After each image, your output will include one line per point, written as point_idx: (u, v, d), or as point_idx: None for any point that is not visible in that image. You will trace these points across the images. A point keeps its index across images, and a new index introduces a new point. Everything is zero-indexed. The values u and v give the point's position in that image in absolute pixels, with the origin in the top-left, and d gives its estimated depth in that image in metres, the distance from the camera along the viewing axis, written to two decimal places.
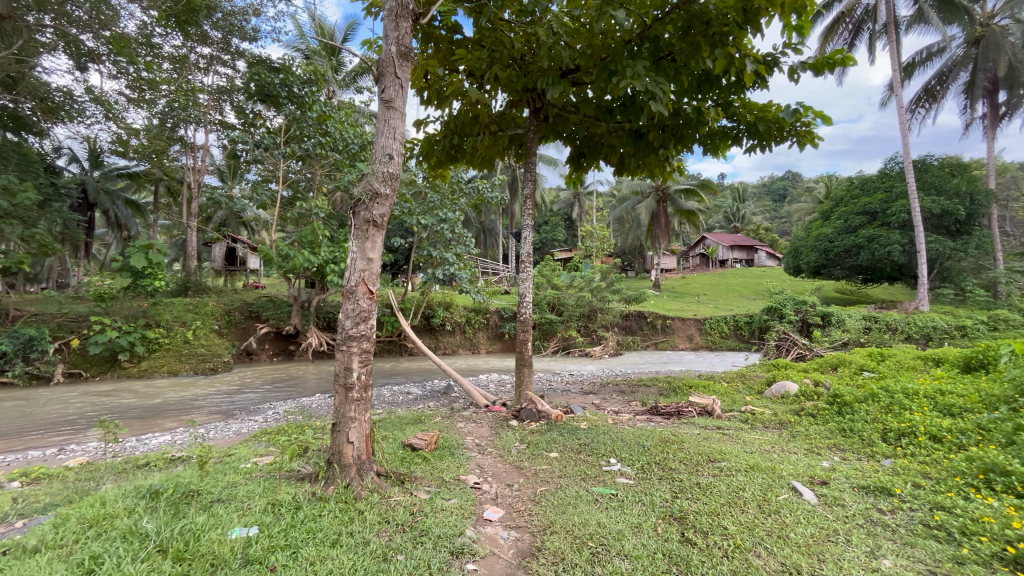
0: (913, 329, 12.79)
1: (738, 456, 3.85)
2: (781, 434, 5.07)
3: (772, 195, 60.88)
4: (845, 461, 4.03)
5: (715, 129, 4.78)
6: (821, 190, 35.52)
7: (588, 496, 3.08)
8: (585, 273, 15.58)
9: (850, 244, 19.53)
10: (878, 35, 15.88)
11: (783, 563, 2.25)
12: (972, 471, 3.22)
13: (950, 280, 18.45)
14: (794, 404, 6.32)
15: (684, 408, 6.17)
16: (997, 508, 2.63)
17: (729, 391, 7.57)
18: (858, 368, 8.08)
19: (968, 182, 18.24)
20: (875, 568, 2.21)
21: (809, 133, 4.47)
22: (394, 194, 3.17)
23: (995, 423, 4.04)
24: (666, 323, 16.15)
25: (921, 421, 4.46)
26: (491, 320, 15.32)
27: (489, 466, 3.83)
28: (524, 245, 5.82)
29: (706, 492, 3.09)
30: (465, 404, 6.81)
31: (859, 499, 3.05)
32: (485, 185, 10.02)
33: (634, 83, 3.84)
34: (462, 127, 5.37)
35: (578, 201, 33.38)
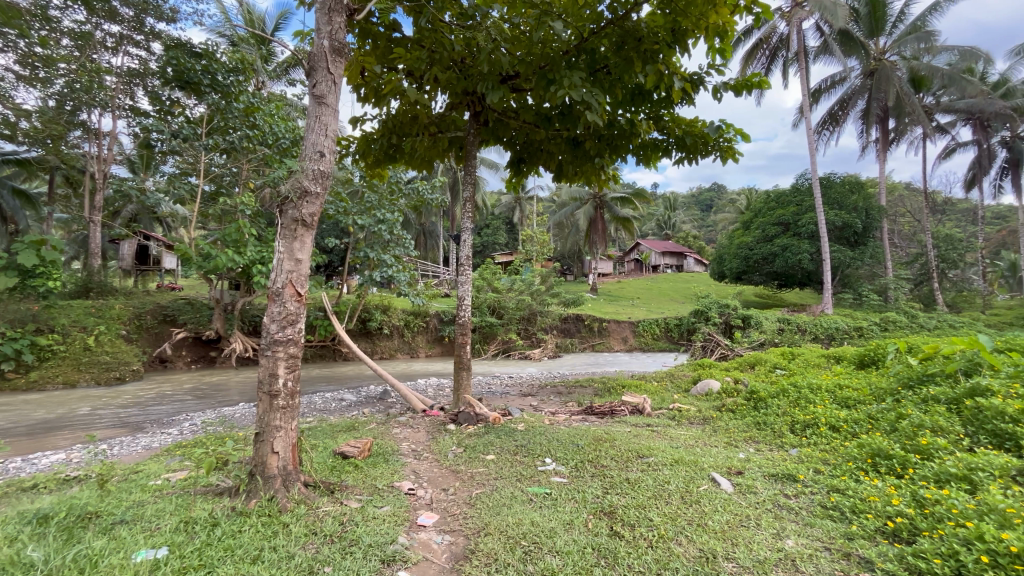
0: (819, 330, 14.10)
1: (665, 451, 4.06)
2: (705, 429, 5.42)
3: (699, 206, 64.99)
4: (758, 452, 4.38)
5: (647, 141, 5.03)
6: (742, 202, 38.35)
7: (523, 496, 3.13)
8: (525, 276, 15.75)
9: (766, 252, 21.23)
10: (790, 61, 17.42)
11: (701, 549, 2.40)
12: (863, 457, 3.60)
13: (849, 286, 20.57)
14: (716, 401, 6.76)
15: (617, 408, 6.41)
16: (881, 488, 2.97)
17: (658, 390, 7.97)
18: (772, 366, 8.79)
19: (863, 199, 20.44)
20: (780, 548, 2.42)
21: (730, 148, 4.80)
22: (325, 193, 3.06)
23: (882, 413, 4.55)
24: (603, 325, 16.74)
25: (822, 413, 4.95)
26: (431, 324, 15.10)
27: (424, 471, 3.78)
28: (463, 247, 5.80)
29: (635, 486, 3.25)
30: (401, 409, 6.66)
31: (770, 486, 3.33)
32: (424, 188, 9.88)
33: (571, 92, 3.95)
34: (401, 126, 5.25)
35: (519, 205, 33.68)
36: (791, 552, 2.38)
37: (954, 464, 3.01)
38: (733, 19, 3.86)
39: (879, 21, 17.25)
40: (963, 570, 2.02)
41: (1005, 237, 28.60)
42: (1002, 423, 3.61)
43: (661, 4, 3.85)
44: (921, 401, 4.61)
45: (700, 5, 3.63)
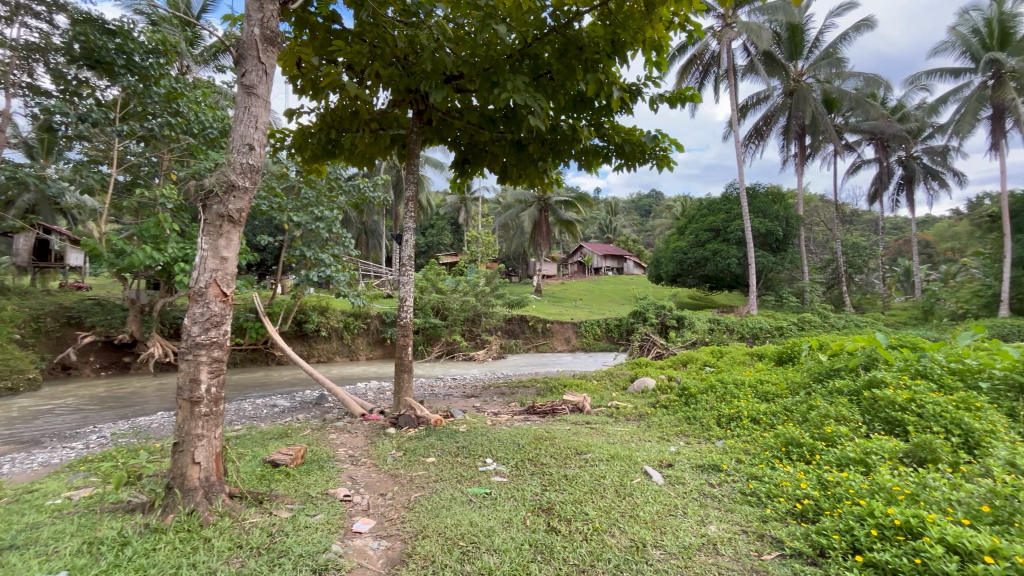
0: (745, 329, 15.16)
1: (602, 447, 4.21)
2: (639, 425, 5.67)
3: (638, 211, 67.81)
4: (687, 445, 4.64)
5: (588, 147, 5.18)
6: (677, 208, 40.45)
7: (463, 498, 3.13)
8: (469, 277, 15.67)
9: (698, 257, 22.50)
10: (721, 77, 18.57)
11: (633, 539, 2.52)
12: (778, 445, 3.92)
13: (771, 289, 22.24)
14: (651, 397, 7.09)
15: (558, 407, 6.55)
16: (792, 474, 3.25)
17: (598, 388, 8.23)
18: (702, 364, 9.34)
19: (783, 208, 22.17)
20: (704, 534, 2.58)
21: (665, 157, 5.05)
22: (255, 188, 2.91)
23: (794, 405, 4.97)
24: (546, 326, 17.05)
25: (745, 407, 5.33)
26: (372, 325, 14.69)
27: (361, 477, 3.68)
28: (405, 247, 5.72)
29: (572, 482, 3.35)
30: (339, 414, 6.43)
31: (696, 476, 3.54)
32: (366, 185, 9.57)
33: (515, 96, 4.00)
34: (340, 122, 5.07)
35: (464, 206, 33.53)
36: (713, 536, 2.55)
37: (854, 449, 3.35)
38: (667, 35, 4.06)
39: (797, 45, 18.77)
40: (859, 543, 2.26)
41: (899, 246, 32.12)
42: (893, 411, 4.06)
43: (602, 15, 3.99)
44: (828, 393, 5.09)
45: (638, 19, 3.79)
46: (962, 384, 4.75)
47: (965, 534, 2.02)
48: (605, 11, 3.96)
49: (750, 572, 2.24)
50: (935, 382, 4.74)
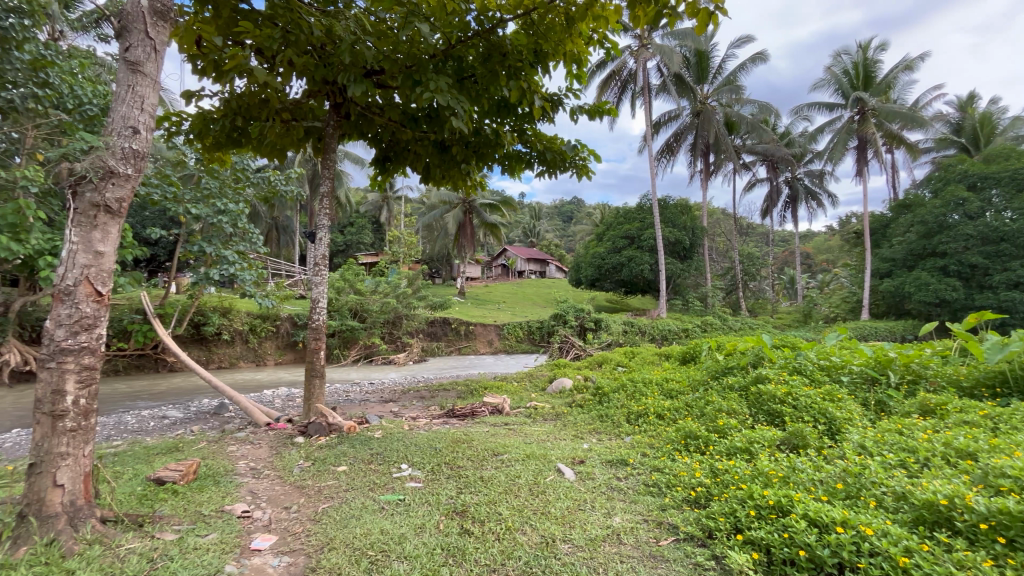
0: (656, 331, 16.24)
1: (518, 447, 4.29)
2: (556, 424, 5.86)
3: (561, 216, 70.20)
4: (598, 441, 4.87)
5: (511, 152, 5.24)
6: (596, 216, 42.41)
7: (375, 505, 3.04)
8: (390, 278, 15.20)
9: (614, 262, 23.70)
10: (637, 94, 19.74)
11: (543, 535, 2.60)
12: (678, 439, 4.24)
13: (679, 293, 24.00)
14: (568, 397, 7.35)
15: (478, 408, 6.56)
16: (689, 464, 3.53)
17: (517, 389, 8.40)
18: (615, 364, 9.85)
19: (690, 220, 24.03)
20: (609, 525, 2.73)
21: (584, 167, 5.26)
22: (138, 176, 2.62)
23: (694, 401, 5.41)
24: (469, 328, 17.04)
25: (651, 404, 5.70)
26: (281, 328, 13.76)
27: (263, 491, 3.43)
28: (319, 245, 5.43)
29: (487, 483, 3.38)
30: (241, 424, 5.93)
31: (604, 471, 3.72)
32: (277, 178, 8.89)
33: (438, 96, 3.94)
34: (247, 109, 4.69)
35: (386, 204, 32.58)
36: (617, 527, 2.70)
37: (740, 439, 3.72)
38: (587, 49, 4.25)
39: (703, 71, 20.49)
40: (740, 523, 2.51)
41: (784, 258, 36.07)
42: (774, 403, 4.56)
43: (525, 24, 4.08)
44: (723, 389, 5.59)
45: (558, 32, 3.92)
46: (829, 378, 5.45)
47: (823, 508, 2.32)
48: (528, 21, 4.05)
49: (648, 557, 2.41)
50: (808, 377, 5.41)
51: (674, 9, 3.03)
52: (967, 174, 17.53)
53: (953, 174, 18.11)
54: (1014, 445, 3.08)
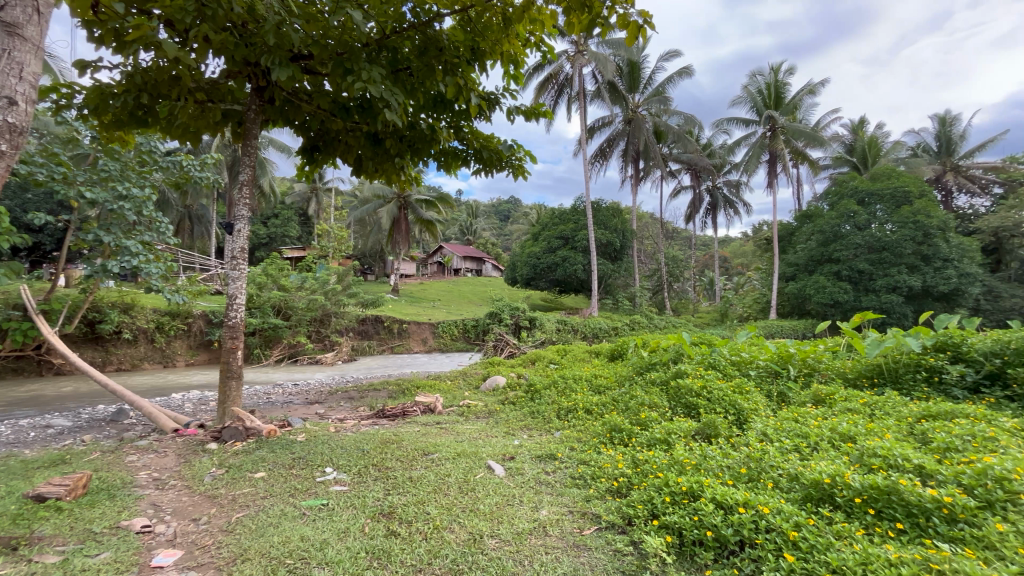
0: (587, 329, 16.83)
1: (448, 446, 4.27)
2: (488, 422, 5.89)
3: (497, 215, 70.52)
4: (529, 437, 4.97)
5: (447, 149, 5.16)
6: (532, 216, 43.06)
7: (295, 512, 2.89)
8: (318, 274, 14.45)
9: (549, 262, 24.17)
10: (572, 99, 20.23)
11: (471, 532, 2.61)
12: (604, 432, 4.43)
13: (609, 293, 24.96)
14: (501, 395, 7.41)
15: (409, 408, 6.44)
16: (613, 456, 3.70)
17: (451, 388, 8.35)
18: (548, 362, 10.06)
19: (620, 223, 25.06)
20: (535, 518, 2.80)
21: (520, 167, 5.29)
22: (14, 153, 2.30)
23: (620, 396, 5.66)
24: (402, 327, 16.65)
25: (580, 399, 5.90)
26: (194, 326, 12.68)
27: (168, 503, 3.15)
28: (237, 238, 5.05)
29: (416, 483, 3.34)
30: (143, 432, 5.39)
31: (533, 466, 3.81)
32: (191, 163, 8.21)
33: (371, 87, 3.78)
34: (156, 87, 4.26)
35: (315, 196, 30.97)
36: (543, 520, 2.77)
37: (660, 430, 3.95)
38: (524, 51, 4.28)
39: (635, 81, 21.43)
40: (656, 509, 2.67)
41: (705, 260, 38.50)
42: (691, 396, 4.90)
43: (462, 21, 4.05)
44: (646, 384, 5.91)
45: (496, 31, 3.92)
46: (739, 372, 5.92)
47: (728, 492, 2.52)
48: (465, 18, 4.02)
49: (572, 547, 2.50)
50: (721, 371, 5.86)
51: (607, 20, 3.15)
52: (857, 190, 19.75)
53: (846, 190, 20.32)
54: (885, 428, 3.54)
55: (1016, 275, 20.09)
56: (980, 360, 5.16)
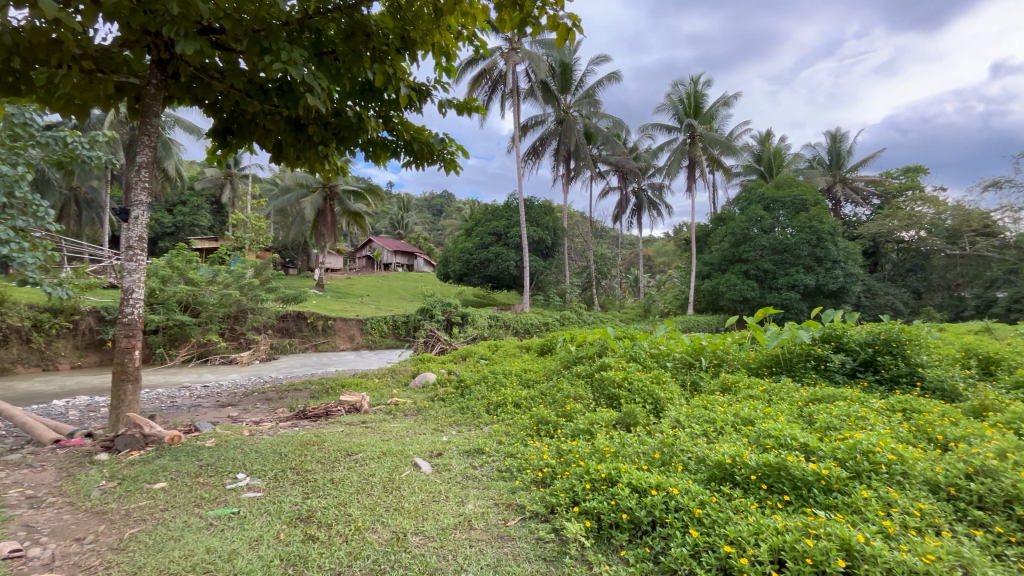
0: (519, 324, 17.09)
1: (374, 445, 4.15)
2: (417, 419, 5.80)
3: (430, 209, 69.28)
4: (458, 433, 4.95)
5: (375, 139, 4.86)
6: (465, 211, 42.84)
7: (200, 523, 2.68)
8: (233, 267, 13.36)
9: (482, 258, 24.19)
10: (506, 96, 20.28)
11: (394, 530, 2.57)
12: (531, 424, 4.54)
13: (541, 289, 25.49)
14: (431, 391, 7.32)
15: (332, 408, 6.20)
16: (538, 448, 3.80)
17: (379, 385, 8.12)
18: (479, 357, 10.08)
19: (552, 220, 25.60)
20: (461, 512, 2.81)
21: (453, 162, 5.07)
22: None
23: (547, 390, 5.79)
24: (327, 323, 15.91)
25: (509, 394, 5.98)
26: (83, 324, 11.30)
27: (45, 523, 2.79)
28: (134, 227, 4.52)
29: (338, 484, 3.22)
30: (15, 445, 4.73)
31: (460, 461, 3.80)
32: (77, 140, 7.23)
33: (291, 69, 3.48)
34: (31, 50, 3.68)
35: (229, 182, 28.63)
36: (468, 514, 2.80)
37: (584, 421, 4.12)
38: (456, 44, 4.21)
39: (567, 82, 21.87)
40: (577, 496, 2.78)
41: (630, 258, 40.39)
42: (613, 387, 5.14)
43: (392, 8, 3.89)
44: (573, 377, 6.12)
45: (426, 21, 3.82)
46: (657, 363, 6.31)
47: (642, 476, 2.68)
48: (394, 4, 3.87)
49: (495, 538, 2.54)
50: (641, 363, 6.21)
51: (537, 20, 3.19)
52: (763, 197, 21.66)
53: (753, 196, 22.20)
54: (779, 411, 3.95)
55: (888, 275, 23.11)
56: (856, 349, 5.90)
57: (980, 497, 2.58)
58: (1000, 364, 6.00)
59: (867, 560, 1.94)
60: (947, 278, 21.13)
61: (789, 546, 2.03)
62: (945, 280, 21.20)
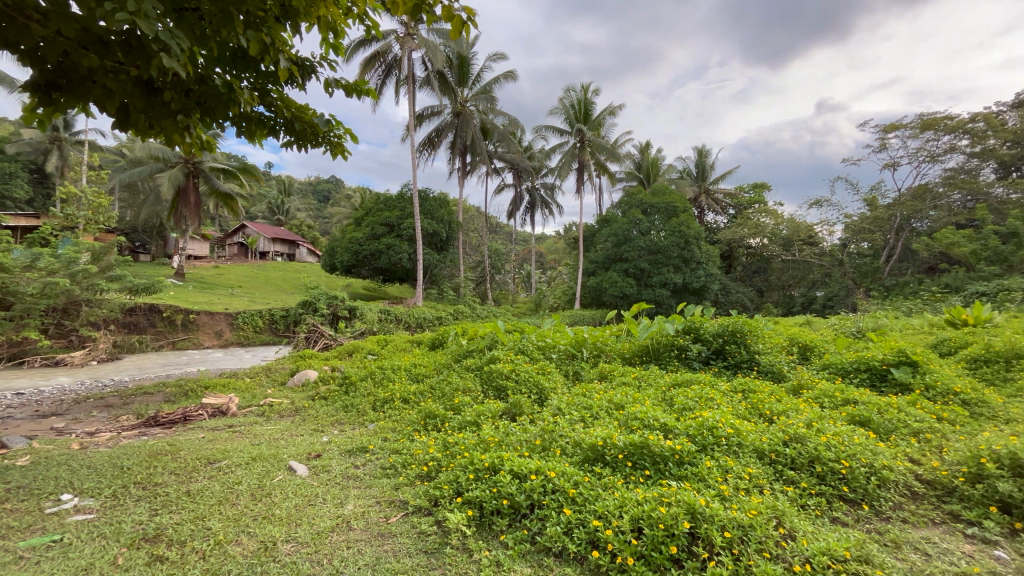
0: (411, 319, 16.69)
1: (241, 451, 3.78)
2: (294, 420, 5.40)
3: (316, 195, 64.70)
4: (339, 433, 4.70)
5: (249, 114, 3.96)
6: (355, 199, 40.70)
7: (5, 558, 2.21)
8: (62, 251, 11.15)
9: (372, 249, 23.14)
10: (400, 82, 19.52)
11: (262, 540, 2.38)
12: (419, 419, 4.47)
13: (435, 283, 25.18)
14: (311, 390, 6.86)
15: (192, 413, 5.50)
16: (425, 442, 3.76)
17: (250, 386, 7.39)
18: (366, 353, 9.69)
19: (447, 214, 25.29)
20: (339, 514, 2.69)
21: (341, 146, 4.43)
22: None
23: (437, 384, 5.76)
24: (188, 318, 14.08)
25: (397, 389, 5.84)
26: None
27: None
28: None
29: (196, 497, 2.88)
30: None
31: (342, 462, 3.62)
32: None
33: (141, 24, 2.64)
34: None
35: (57, 148, 23.77)
36: (348, 515, 2.69)
37: (470, 413, 4.19)
38: (344, 21, 3.89)
39: (464, 75, 21.72)
40: (460, 486, 2.81)
41: (522, 254, 41.59)
42: (501, 379, 5.30)
43: None
44: (462, 370, 6.18)
45: None
46: (543, 355, 6.62)
47: (523, 462, 2.80)
48: None
49: (376, 537, 2.47)
50: (528, 355, 6.45)
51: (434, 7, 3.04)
52: (642, 202, 23.71)
53: (633, 201, 24.18)
54: (646, 396, 4.38)
55: (738, 276, 26.77)
56: (711, 339, 6.74)
57: (792, 459, 3.13)
58: (813, 350, 7.31)
59: (707, 519, 2.25)
60: (782, 279, 25.13)
61: (646, 515, 2.27)
62: (781, 281, 25.16)
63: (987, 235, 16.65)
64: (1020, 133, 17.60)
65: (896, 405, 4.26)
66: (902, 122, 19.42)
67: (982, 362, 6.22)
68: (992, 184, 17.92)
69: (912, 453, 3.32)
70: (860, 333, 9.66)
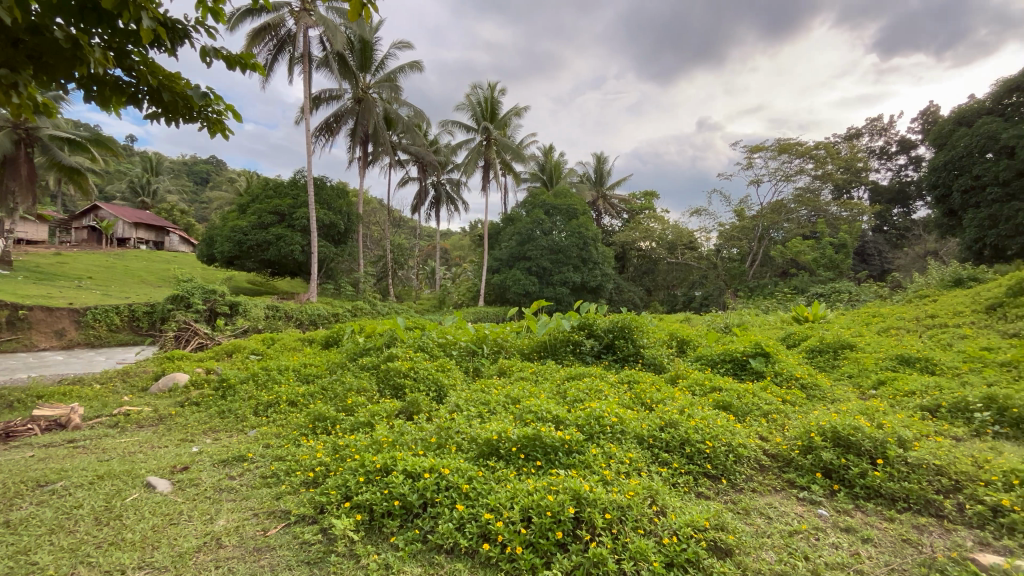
0: (303, 315, 15.59)
1: (84, 470, 3.23)
2: (157, 430, 4.76)
3: (192, 176, 57.63)
4: (213, 442, 4.24)
5: (103, 77, 3.22)
6: (239, 183, 36.95)
7: None
8: None
9: (259, 239, 21.15)
10: (295, 60, 18.08)
11: (108, 571, 2.08)
12: (307, 423, 4.18)
13: (331, 277, 23.74)
14: (179, 395, 6.09)
15: (17, 428, 4.60)
16: (313, 447, 3.52)
17: (101, 393, 6.37)
18: (249, 353, 8.83)
19: (345, 205, 23.95)
20: (208, 531, 2.43)
21: (221, 123, 3.80)
22: None
23: (329, 385, 5.43)
24: (16, 314, 11.76)
25: (283, 391, 5.39)
26: None
27: None
28: None
29: (17, 528, 2.40)
30: None
31: (214, 473, 3.27)
32: None
33: None
34: None
35: None
36: (218, 531, 2.44)
37: (364, 414, 4.02)
38: None
39: (366, 60, 20.72)
40: (349, 490, 2.68)
41: (427, 250, 40.81)
42: (399, 377, 5.15)
43: None
44: (358, 369, 5.91)
45: None
46: (443, 352, 6.56)
47: (417, 461, 2.75)
48: None
49: (251, 552, 2.27)
50: (428, 352, 6.36)
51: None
52: (545, 203, 24.53)
53: (537, 201, 24.95)
54: (541, 390, 4.53)
55: (630, 276, 28.88)
56: (603, 334, 7.17)
57: (667, 442, 3.45)
58: (689, 343, 8.12)
59: (591, 503, 2.40)
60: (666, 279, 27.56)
61: (535, 505, 2.36)
62: (665, 282, 27.63)
63: (824, 246, 19.81)
64: (849, 162, 21.20)
65: (751, 390, 4.89)
66: (764, 145, 22.29)
67: (817, 351, 7.38)
68: (828, 203, 21.33)
69: (761, 431, 3.84)
70: (727, 328, 10.97)
